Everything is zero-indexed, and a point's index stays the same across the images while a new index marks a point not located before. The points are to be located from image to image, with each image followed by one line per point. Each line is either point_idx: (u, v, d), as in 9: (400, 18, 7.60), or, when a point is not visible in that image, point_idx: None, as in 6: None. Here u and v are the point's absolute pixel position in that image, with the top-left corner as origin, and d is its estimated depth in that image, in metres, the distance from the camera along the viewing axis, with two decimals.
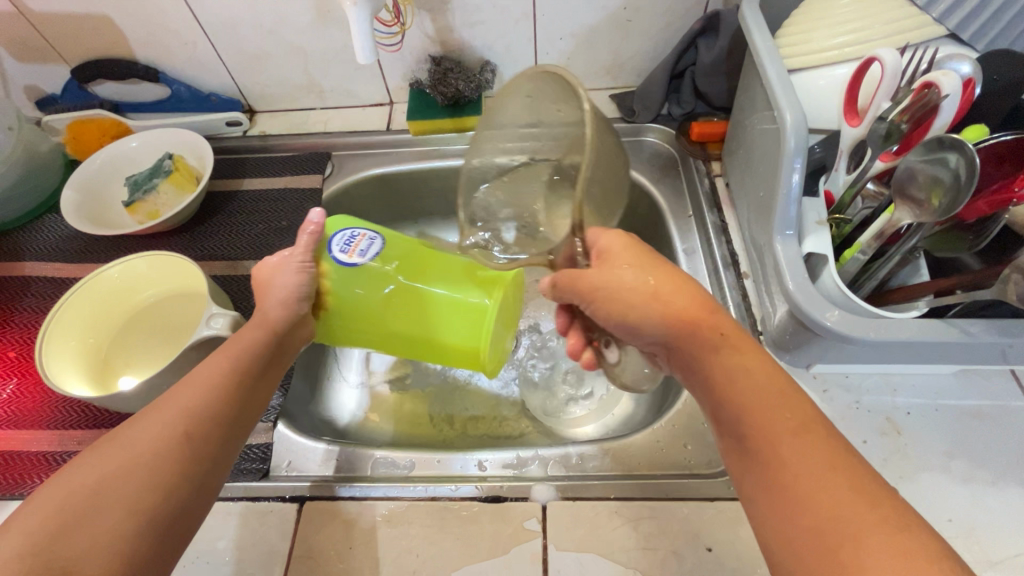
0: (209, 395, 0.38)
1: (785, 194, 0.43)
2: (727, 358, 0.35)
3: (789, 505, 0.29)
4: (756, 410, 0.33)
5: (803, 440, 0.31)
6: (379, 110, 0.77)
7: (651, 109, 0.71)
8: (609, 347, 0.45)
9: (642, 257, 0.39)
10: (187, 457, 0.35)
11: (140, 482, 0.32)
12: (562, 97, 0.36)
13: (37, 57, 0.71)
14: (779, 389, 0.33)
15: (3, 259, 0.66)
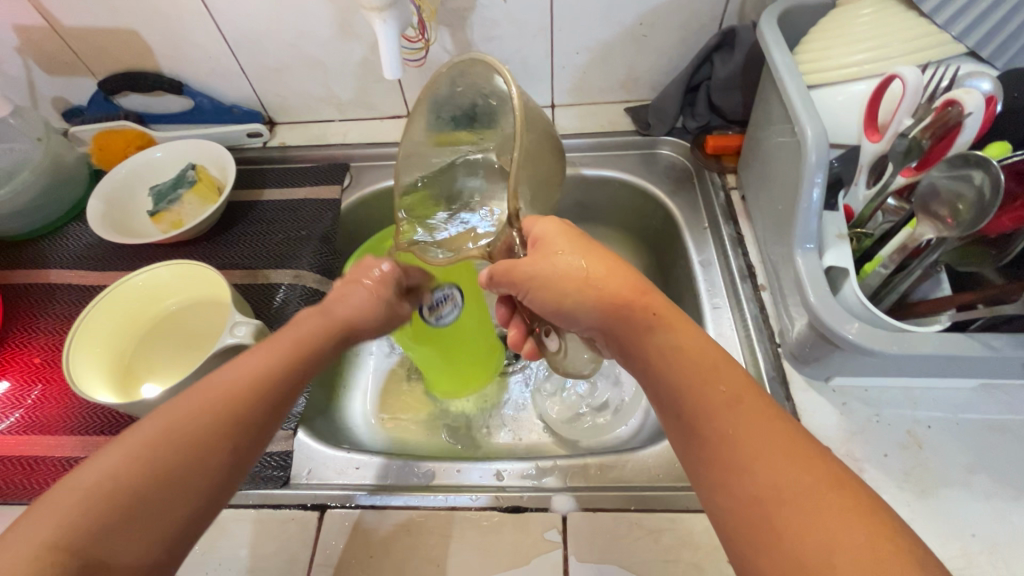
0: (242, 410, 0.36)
1: (806, 208, 0.43)
2: (663, 340, 0.36)
3: (728, 476, 0.30)
4: (694, 390, 0.33)
5: (744, 417, 0.31)
6: (397, 122, 0.78)
7: (666, 123, 0.72)
8: (547, 336, 0.43)
9: (576, 241, 0.39)
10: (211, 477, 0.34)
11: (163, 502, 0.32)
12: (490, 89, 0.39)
13: (66, 69, 0.73)
14: (712, 366, 0.34)
15: (28, 267, 0.68)
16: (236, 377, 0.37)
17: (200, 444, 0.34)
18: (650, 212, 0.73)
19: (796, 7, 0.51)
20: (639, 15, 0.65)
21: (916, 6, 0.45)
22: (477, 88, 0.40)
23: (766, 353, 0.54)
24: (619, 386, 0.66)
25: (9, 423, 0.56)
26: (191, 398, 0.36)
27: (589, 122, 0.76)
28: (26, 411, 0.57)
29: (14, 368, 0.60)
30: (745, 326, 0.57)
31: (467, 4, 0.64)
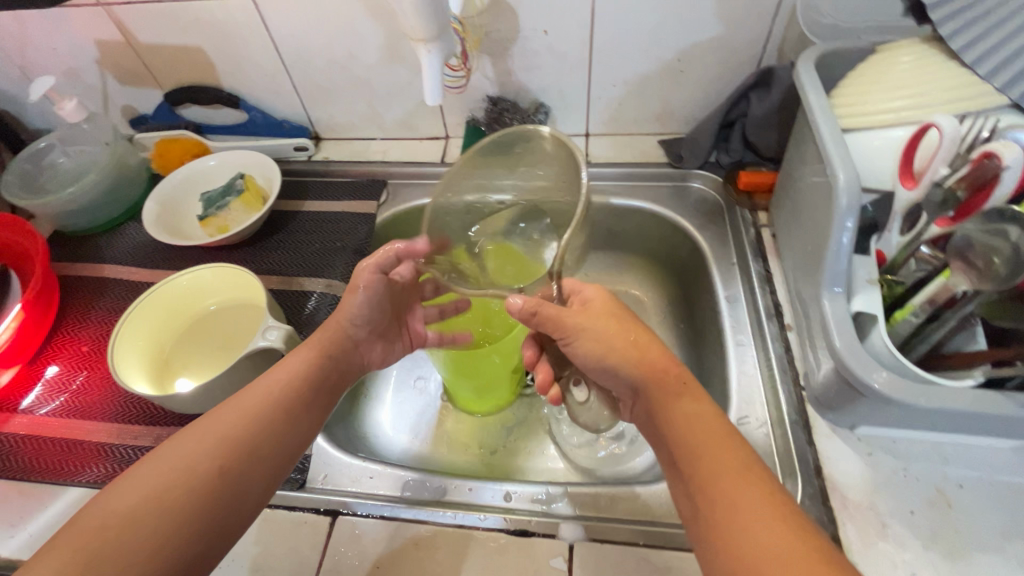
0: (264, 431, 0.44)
1: (835, 250, 0.43)
2: (683, 407, 0.40)
3: (734, 542, 0.32)
4: (704, 461, 0.37)
5: (745, 490, 0.34)
6: (435, 143, 0.81)
7: (699, 156, 0.72)
8: (577, 386, 0.49)
9: (624, 316, 0.45)
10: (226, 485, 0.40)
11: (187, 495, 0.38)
12: (553, 160, 0.47)
13: (136, 80, 0.79)
14: (714, 435, 0.38)
15: (86, 260, 0.73)
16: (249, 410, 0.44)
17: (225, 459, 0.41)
18: (679, 245, 0.73)
19: (833, 50, 0.51)
20: (678, 51, 0.66)
21: (957, 55, 0.45)
22: (534, 159, 0.49)
23: (790, 396, 0.53)
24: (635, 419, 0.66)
25: (54, 406, 0.60)
26: (204, 432, 0.41)
27: (623, 152, 0.77)
28: (70, 396, 0.60)
29: (63, 354, 0.64)
30: (769, 366, 0.56)
31: (511, 35, 0.67)
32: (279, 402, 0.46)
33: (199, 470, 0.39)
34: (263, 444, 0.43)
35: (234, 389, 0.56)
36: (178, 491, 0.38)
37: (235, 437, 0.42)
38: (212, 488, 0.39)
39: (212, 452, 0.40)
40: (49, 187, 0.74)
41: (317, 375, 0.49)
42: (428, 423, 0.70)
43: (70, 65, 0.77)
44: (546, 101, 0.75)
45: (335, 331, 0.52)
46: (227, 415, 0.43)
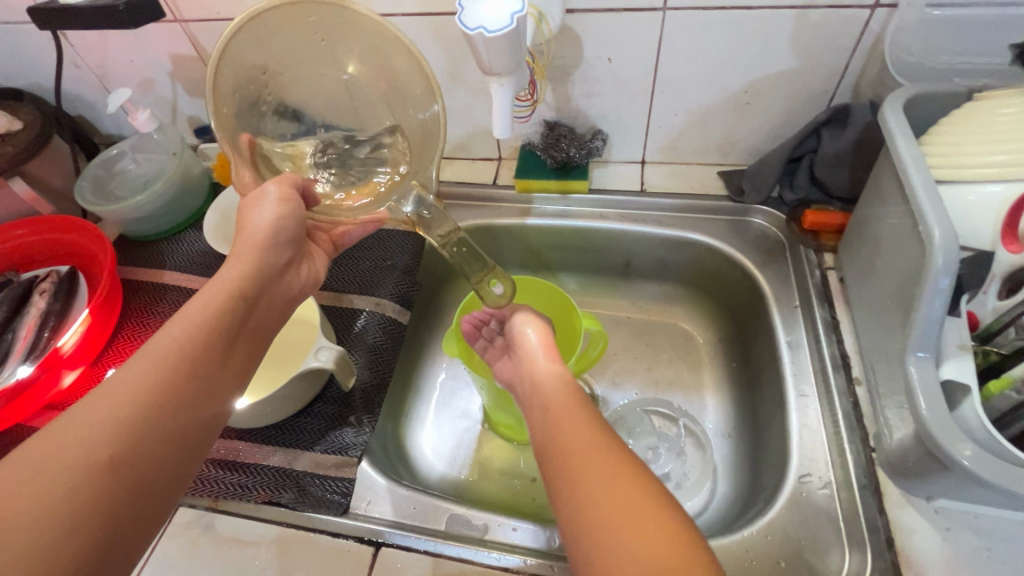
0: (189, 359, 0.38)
1: (925, 315, 0.40)
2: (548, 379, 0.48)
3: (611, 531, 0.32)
4: (553, 416, 0.43)
5: (582, 438, 0.39)
6: (488, 164, 0.81)
7: (762, 192, 0.70)
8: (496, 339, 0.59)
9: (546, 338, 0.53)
10: (150, 426, 0.35)
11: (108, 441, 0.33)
12: (359, 43, 0.49)
13: (204, 94, 0.81)
14: (590, 425, 0.41)
15: (148, 266, 0.75)
16: (176, 335, 0.39)
17: (153, 398, 0.35)
18: (735, 282, 0.70)
19: (922, 93, 0.48)
20: (746, 83, 0.64)
21: None
22: (359, 47, 0.49)
23: (857, 457, 0.50)
24: (680, 458, 0.65)
25: None
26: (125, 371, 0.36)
27: (680, 182, 0.75)
28: None
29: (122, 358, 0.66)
30: (834, 421, 0.53)
31: (574, 62, 0.66)
32: (184, 360, 0.38)
33: (86, 467, 0.31)
34: (170, 416, 0.36)
35: (285, 407, 0.56)
36: (62, 497, 0.30)
37: (129, 415, 0.34)
38: (108, 482, 0.32)
39: (100, 440, 0.32)
40: (118, 193, 0.77)
41: (232, 319, 0.42)
42: (469, 447, 0.69)
43: (144, 77, 0.80)
44: (604, 127, 0.74)
45: (242, 276, 0.45)
46: (111, 391, 0.34)
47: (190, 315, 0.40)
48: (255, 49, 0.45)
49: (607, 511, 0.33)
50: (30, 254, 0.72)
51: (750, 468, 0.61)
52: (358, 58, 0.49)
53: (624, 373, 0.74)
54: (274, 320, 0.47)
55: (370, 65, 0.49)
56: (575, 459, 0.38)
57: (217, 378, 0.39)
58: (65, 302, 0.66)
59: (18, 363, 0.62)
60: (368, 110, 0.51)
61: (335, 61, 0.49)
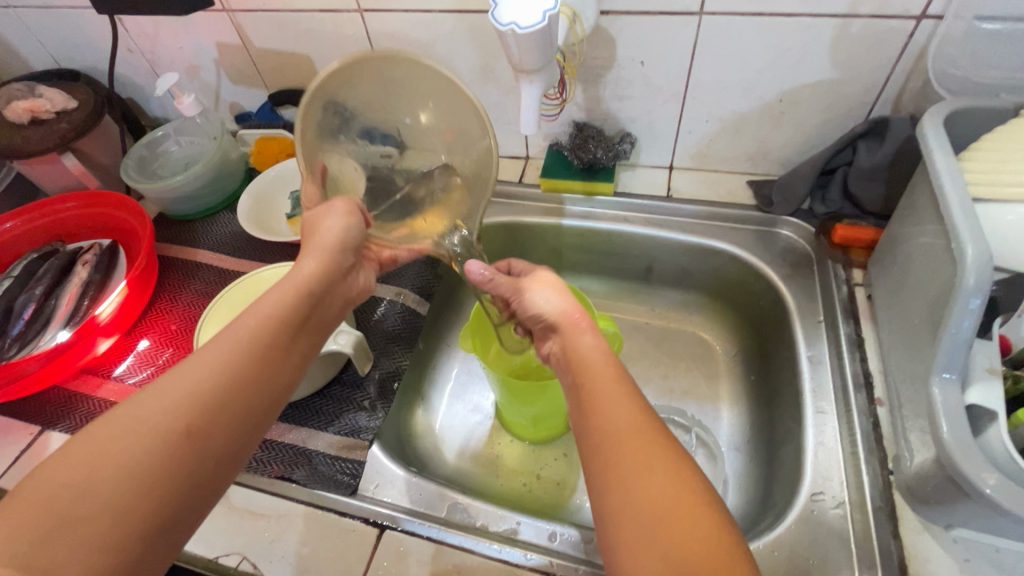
0: (261, 341, 0.41)
1: (953, 333, 0.39)
2: (592, 354, 0.43)
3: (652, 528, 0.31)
4: (590, 398, 0.39)
5: (618, 413, 0.37)
6: (515, 162, 0.82)
7: (791, 203, 0.68)
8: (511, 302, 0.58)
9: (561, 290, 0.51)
10: (223, 402, 0.37)
11: (187, 412, 0.35)
12: (439, 97, 0.49)
13: (247, 82, 0.84)
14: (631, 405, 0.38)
15: (183, 244, 0.78)
16: (248, 319, 0.42)
17: (226, 375, 0.38)
18: (759, 293, 0.69)
19: (966, 107, 0.47)
20: (780, 92, 0.63)
21: None
22: (434, 101, 0.49)
23: (874, 479, 0.49)
24: None
25: (141, 377, 0.64)
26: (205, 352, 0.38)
27: (706, 189, 0.74)
28: (156, 369, 0.65)
29: (154, 330, 0.69)
30: (852, 441, 0.51)
31: (606, 63, 0.66)
32: (257, 344, 0.41)
33: (164, 435, 0.34)
34: (242, 394, 0.38)
35: (303, 387, 0.58)
36: (142, 461, 0.33)
37: (206, 389, 0.37)
38: (182, 449, 0.34)
39: (178, 412, 0.35)
40: (161, 173, 0.81)
41: (300, 310, 0.45)
42: (479, 441, 0.70)
43: (192, 64, 0.83)
44: (633, 130, 0.73)
45: (316, 271, 0.47)
46: (192, 367, 0.37)
47: (264, 303, 0.43)
48: (344, 91, 0.46)
49: (647, 500, 0.32)
50: (75, 226, 0.76)
51: (761, 482, 0.60)
52: (432, 110, 0.49)
53: (638, 379, 0.74)
54: (333, 314, 0.50)
55: (442, 119, 0.50)
56: (613, 442, 0.35)
57: (283, 361, 0.42)
58: (105, 273, 0.70)
59: (58, 329, 0.66)
60: (427, 155, 0.51)
61: (410, 111, 0.49)
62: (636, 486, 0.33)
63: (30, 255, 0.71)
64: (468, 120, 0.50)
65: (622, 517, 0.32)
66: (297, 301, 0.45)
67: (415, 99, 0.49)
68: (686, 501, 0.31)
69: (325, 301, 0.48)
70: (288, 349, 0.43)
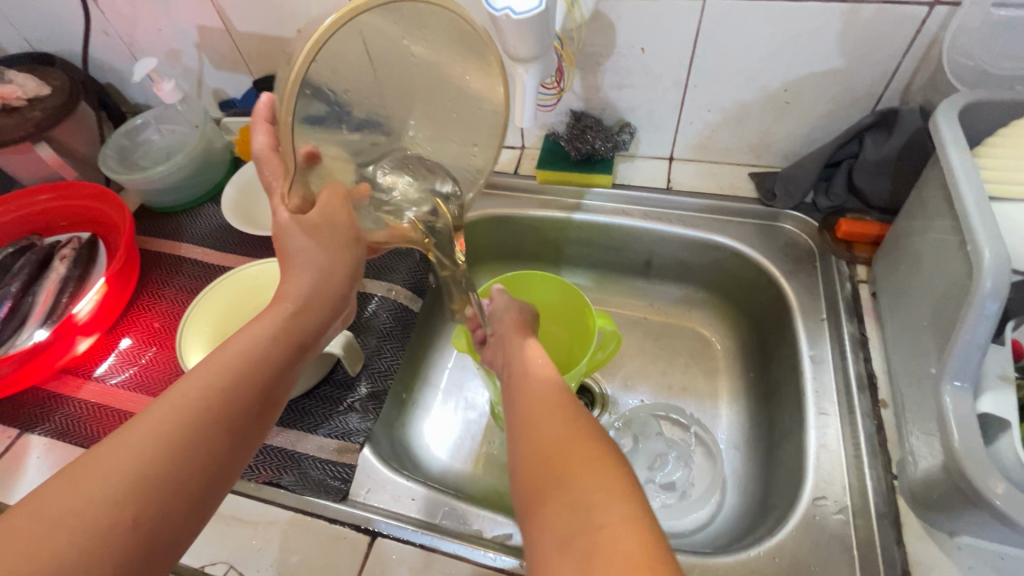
0: (228, 398, 0.36)
1: (967, 339, 0.37)
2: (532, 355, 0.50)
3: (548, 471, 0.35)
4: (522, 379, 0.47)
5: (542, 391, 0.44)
6: (510, 152, 0.79)
7: (794, 196, 0.66)
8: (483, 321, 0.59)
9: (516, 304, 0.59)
10: (179, 479, 0.32)
11: (135, 495, 0.30)
12: (446, 34, 0.40)
13: (230, 67, 0.80)
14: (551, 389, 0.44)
15: (166, 237, 0.75)
16: (211, 373, 0.36)
17: (185, 443, 0.33)
18: (760, 289, 0.67)
19: (983, 99, 0.45)
20: (786, 81, 0.61)
21: None
22: (438, 36, 0.40)
23: (877, 483, 0.48)
24: (687, 466, 0.63)
25: (123, 377, 0.62)
26: (156, 415, 0.33)
27: (707, 181, 0.72)
28: (139, 369, 0.63)
29: (137, 328, 0.66)
30: (855, 443, 0.50)
31: (604, 50, 0.63)
32: (209, 408, 0.34)
33: (107, 526, 0.29)
34: (201, 466, 0.33)
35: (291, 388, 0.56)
36: (68, 562, 0.27)
37: (160, 464, 0.31)
38: (129, 541, 0.29)
39: (124, 495, 0.30)
40: (141, 163, 0.78)
41: (272, 361, 0.39)
42: (474, 441, 0.68)
43: (172, 48, 0.80)
44: (632, 120, 0.71)
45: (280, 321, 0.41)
46: (140, 437, 0.32)
47: (228, 353, 0.38)
48: (353, 22, 0.33)
49: (551, 449, 0.36)
50: (53, 219, 0.73)
51: (762, 484, 0.59)
52: (433, 49, 0.41)
53: (635, 376, 0.73)
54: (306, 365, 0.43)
55: (443, 61, 0.42)
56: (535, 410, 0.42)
57: (253, 420, 0.37)
58: (85, 269, 0.67)
59: (36, 327, 0.63)
60: (413, 100, 0.43)
61: (409, 45, 0.39)
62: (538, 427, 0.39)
63: (5, 250, 0.69)
64: (466, 67, 0.43)
65: (525, 448, 0.39)
66: (269, 346, 0.39)
67: (417, 33, 0.39)
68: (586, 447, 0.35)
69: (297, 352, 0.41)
70: (258, 404, 0.38)
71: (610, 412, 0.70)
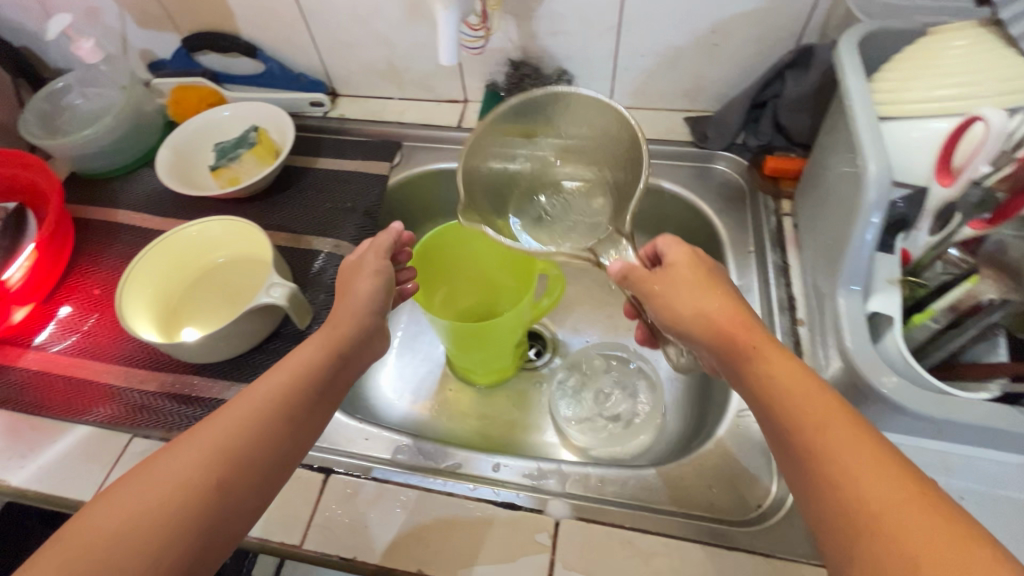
0: (287, 392, 0.39)
1: (857, 247, 0.41)
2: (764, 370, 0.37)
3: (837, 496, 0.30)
4: (752, 367, 0.38)
5: (791, 383, 0.35)
6: (453, 106, 0.80)
7: (725, 137, 0.69)
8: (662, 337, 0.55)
9: (700, 273, 0.43)
10: (239, 463, 0.36)
11: (206, 471, 0.35)
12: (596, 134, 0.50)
13: (155, 25, 0.77)
14: (795, 375, 0.36)
15: (100, 205, 0.73)
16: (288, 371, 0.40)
17: (250, 431, 0.37)
18: (695, 229, 0.71)
19: (881, 28, 0.47)
20: (712, 23, 0.63)
21: (1012, 42, 0.42)
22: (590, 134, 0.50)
23: None
24: (631, 396, 0.67)
25: (65, 345, 0.61)
26: (238, 403, 0.38)
27: (645, 127, 0.74)
28: (81, 336, 0.62)
29: (76, 296, 0.65)
30: None
31: None
32: (275, 399, 0.39)
33: (182, 493, 0.33)
34: (261, 451, 0.37)
35: (237, 342, 0.57)
36: (148, 515, 0.32)
37: (230, 443, 0.36)
38: (195, 507, 0.33)
39: (199, 468, 0.35)
40: (67, 129, 0.75)
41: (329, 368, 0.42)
42: (429, 389, 0.71)
43: (90, 5, 0.76)
44: (570, 68, 0.72)
45: (322, 348, 0.42)
46: (224, 418, 0.37)
47: (298, 356, 0.42)
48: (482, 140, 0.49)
49: (844, 468, 0.30)
50: None
51: (699, 408, 0.64)
52: (590, 143, 0.51)
53: (583, 321, 0.77)
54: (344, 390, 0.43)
55: (605, 151, 0.50)
56: (801, 416, 0.34)
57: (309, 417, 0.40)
58: (14, 239, 0.65)
59: None
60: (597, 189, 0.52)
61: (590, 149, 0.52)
62: (813, 439, 0.32)
63: None
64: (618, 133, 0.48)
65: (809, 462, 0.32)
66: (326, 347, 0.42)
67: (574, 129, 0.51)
68: (884, 475, 0.29)
69: (337, 381, 0.43)
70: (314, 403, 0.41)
71: (561, 354, 0.75)
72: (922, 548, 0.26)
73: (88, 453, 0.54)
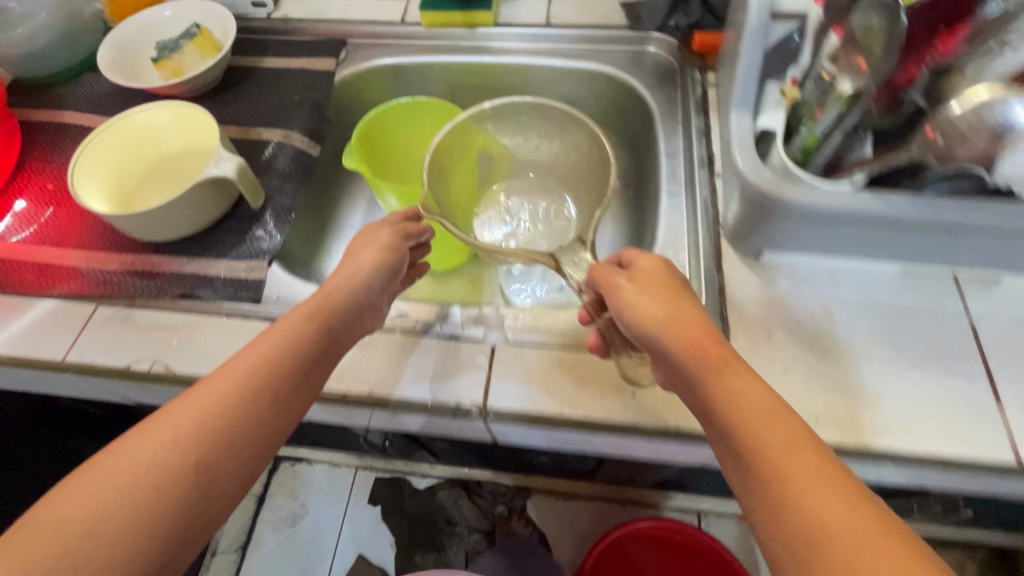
0: (258, 388, 0.40)
1: (743, 72, 0.46)
2: (728, 385, 0.36)
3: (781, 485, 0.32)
4: (698, 352, 0.39)
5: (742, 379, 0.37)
6: (396, 2, 0.81)
7: (657, 18, 0.72)
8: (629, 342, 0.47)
9: (660, 284, 0.43)
10: (214, 456, 0.36)
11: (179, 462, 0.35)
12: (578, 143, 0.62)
13: None
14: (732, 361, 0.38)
15: (46, 108, 0.74)
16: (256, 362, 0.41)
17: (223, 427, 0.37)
18: (631, 110, 0.74)
19: None
20: None
21: None
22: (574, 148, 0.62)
23: (709, 233, 0.57)
24: None
25: (25, 235, 0.63)
26: (205, 395, 0.38)
27: (582, 15, 0.76)
28: (39, 226, 0.64)
29: (30, 191, 0.67)
30: (695, 208, 0.59)
31: None
32: (246, 387, 0.39)
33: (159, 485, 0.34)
34: (235, 445, 0.38)
35: (193, 216, 0.60)
36: (121, 501, 0.33)
37: (202, 432, 0.37)
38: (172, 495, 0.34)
39: (170, 458, 0.35)
40: None
41: (303, 355, 0.43)
42: None
43: None
44: None
45: (302, 328, 0.44)
46: (190, 408, 0.37)
47: (266, 344, 0.42)
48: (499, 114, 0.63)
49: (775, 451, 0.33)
50: None
51: None
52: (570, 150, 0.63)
53: None
54: (307, 397, 0.43)
55: (580, 159, 0.62)
56: (744, 403, 0.35)
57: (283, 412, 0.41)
58: None
59: None
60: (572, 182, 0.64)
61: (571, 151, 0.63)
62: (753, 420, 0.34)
63: None
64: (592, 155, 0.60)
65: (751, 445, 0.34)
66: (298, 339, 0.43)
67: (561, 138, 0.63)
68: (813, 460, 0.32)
69: (309, 371, 0.43)
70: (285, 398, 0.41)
71: None
72: (848, 531, 0.29)
73: (58, 322, 0.57)
